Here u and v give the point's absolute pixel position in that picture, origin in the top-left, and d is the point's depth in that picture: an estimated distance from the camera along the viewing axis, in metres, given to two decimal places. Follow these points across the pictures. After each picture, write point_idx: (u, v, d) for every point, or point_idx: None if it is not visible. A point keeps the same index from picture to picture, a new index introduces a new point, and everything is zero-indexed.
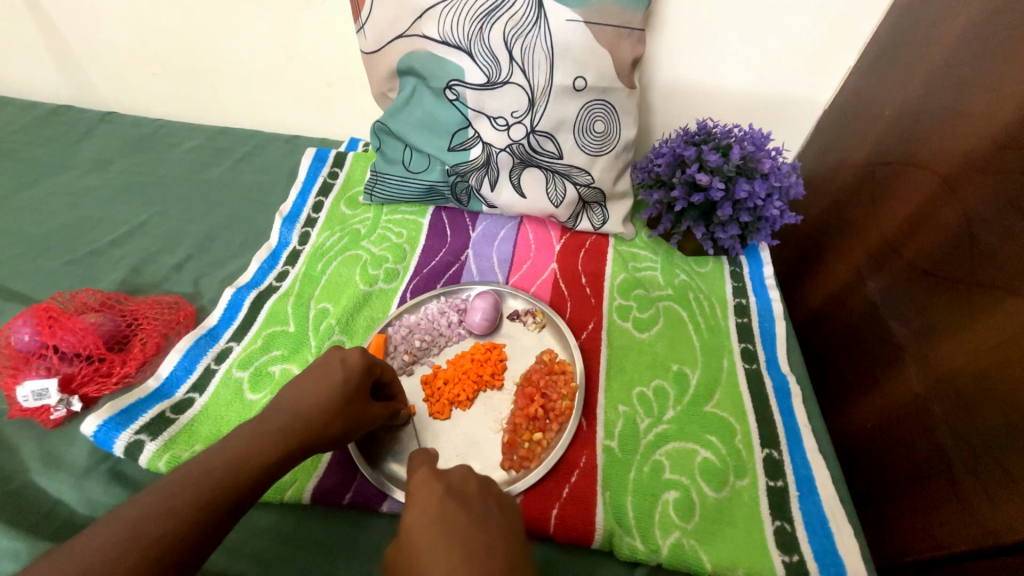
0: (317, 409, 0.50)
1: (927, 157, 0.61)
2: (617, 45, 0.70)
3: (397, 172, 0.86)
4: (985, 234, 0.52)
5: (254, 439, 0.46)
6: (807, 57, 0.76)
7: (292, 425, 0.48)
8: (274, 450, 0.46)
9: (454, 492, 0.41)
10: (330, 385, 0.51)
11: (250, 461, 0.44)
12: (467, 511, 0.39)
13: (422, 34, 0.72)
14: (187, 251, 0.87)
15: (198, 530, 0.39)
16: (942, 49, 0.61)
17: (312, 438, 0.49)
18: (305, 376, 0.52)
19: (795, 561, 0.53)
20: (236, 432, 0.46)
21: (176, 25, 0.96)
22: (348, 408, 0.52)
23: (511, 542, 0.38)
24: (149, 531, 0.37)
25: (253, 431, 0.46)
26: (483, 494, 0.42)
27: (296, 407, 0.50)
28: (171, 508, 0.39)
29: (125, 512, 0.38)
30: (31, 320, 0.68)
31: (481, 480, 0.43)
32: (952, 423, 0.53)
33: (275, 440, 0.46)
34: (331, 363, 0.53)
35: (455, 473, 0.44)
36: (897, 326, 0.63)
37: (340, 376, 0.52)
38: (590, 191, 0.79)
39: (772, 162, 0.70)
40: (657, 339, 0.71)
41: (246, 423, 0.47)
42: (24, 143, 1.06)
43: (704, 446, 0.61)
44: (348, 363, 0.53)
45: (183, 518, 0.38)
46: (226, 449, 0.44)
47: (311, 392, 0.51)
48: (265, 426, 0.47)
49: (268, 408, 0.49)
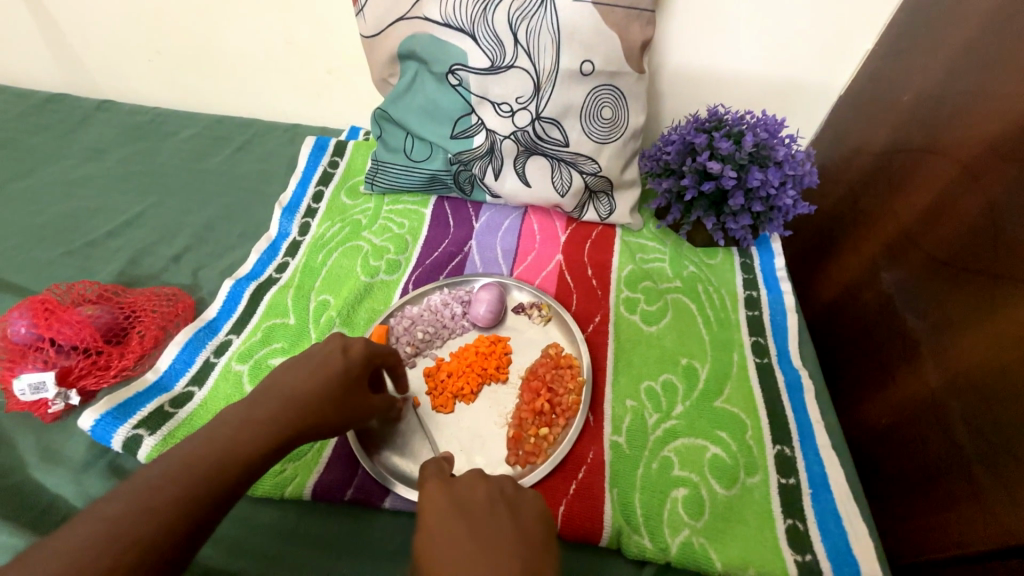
0: (312, 398, 0.48)
1: (948, 143, 0.59)
2: (626, 27, 0.67)
3: (399, 161, 0.84)
4: (1011, 223, 0.50)
5: (244, 428, 0.44)
6: (822, 40, 0.74)
7: (286, 413, 0.46)
8: (267, 441, 0.44)
9: (462, 503, 0.40)
10: (329, 374, 0.49)
11: (243, 453, 0.42)
12: (473, 526, 0.37)
13: (424, 16, 0.70)
14: (185, 242, 0.85)
15: (186, 525, 0.38)
16: (964, 30, 0.58)
17: (305, 428, 0.47)
18: (302, 362, 0.50)
19: (807, 561, 0.52)
20: (227, 420, 0.44)
21: (171, 10, 0.94)
22: (346, 399, 0.50)
23: (522, 556, 0.36)
24: (135, 528, 0.36)
25: (245, 418, 0.45)
26: (492, 502, 0.40)
27: (290, 394, 0.47)
28: (156, 503, 0.37)
29: (107, 507, 0.37)
30: (27, 312, 0.66)
31: (491, 485, 0.41)
32: (970, 419, 0.52)
33: (266, 429, 0.44)
34: (332, 352, 0.51)
35: (465, 480, 0.42)
36: (913, 319, 0.61)
37: (340, 365, 0.50)
38: (597, 179, 0.77)
39: (786, 149, 0.68)
40: (665, 333, 0.70)
41: (237, 409, 0.45)
42: (20, 132, 1.04)
43: (714, 442, 0.59)
44: (350, 353, 0.52)
45: (170, 513, 0.37)
46: (217, 440, 0.43)
47: (307, 379, 0.49)
48: (256, 412, 0.45)
49: (260, 393, 0.47)
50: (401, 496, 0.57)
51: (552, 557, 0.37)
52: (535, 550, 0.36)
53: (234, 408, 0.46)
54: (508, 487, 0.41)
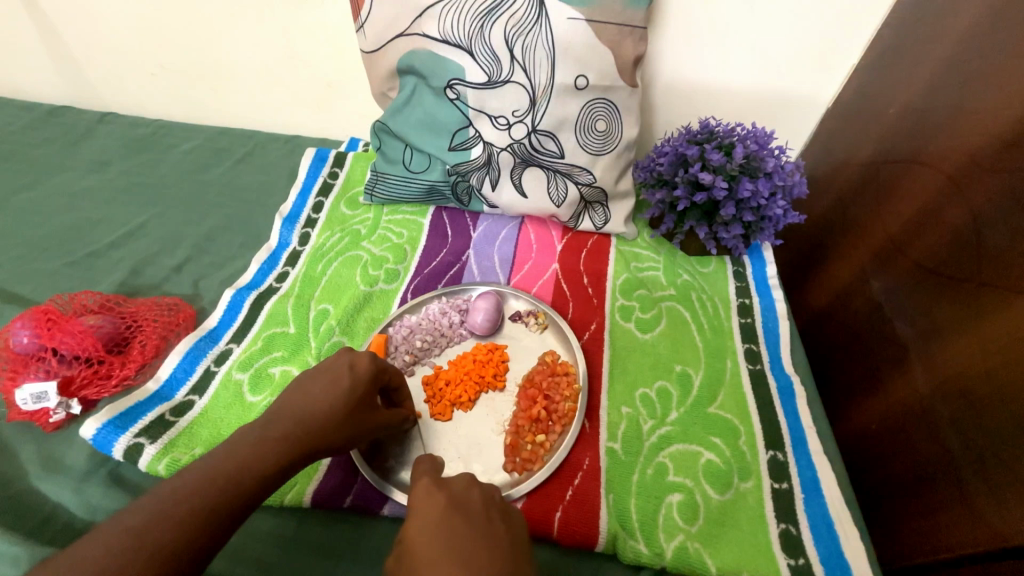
0: (321, 415, 0.49)
1: (932, 156, 0.61)
2: (619, 43, 0.69)
3: (398, 173, 0.86)
4: (996, 234, 0.51)
5: (258, 446, 0.45)
6: (809, 56, 0.76)
7: (296, 432, 0.47)
8: (279, 458, 0.45)
9: (459, 503, 0.40)
10: (336, 392, 0.50)
11: (253, 468, 0.43)
12: (471, 524, 0.38)
13: (422, 32, 0.72)
14: (186, 252, 0.86)
15: (200, 535, 0.39)
16: (946, 46, 0.60)
17: (315, 445, 0.48)
18: (312, 381, 0.51)
19: (800, 564, 0.52)
20: (241, 438, 0.45)
21: (174, 26, 0.96)
22: (354, 415, 0.51)
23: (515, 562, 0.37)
24: (154, 537, 0.37)
25: (258, 436, 0.46)
26: (486, 505, 0.41)
27: (301, 413, 0.49)
28: (170, 513, 0.38)
29: (126, 519, 0.38)
30: (30, 322, 0.67)
31: (485, 491, 0.42)
32: (958, 424, 0.53)
33: (278, 447, 0.45)
34: (339, 369, 0.52)
35: (459, 482, 0.43)
36: (901, 326, 0.63)
37: (347, 381, 0.51)
38: (592, 190, 0.79)
39: (775, 161, 0.69)
40: (659, 340, 0.71)
41: (250, 428, 0.46)
42: (23, 145, 1.05)
43: (707, 447, 0.61)
44: (356, 369, 0.53)
45: (186, 523, 0.38)
46: (224, 450, 0.44)
47: (317, 398, 0.50)
48: (269, 431, 0.47)
49: (273, 413, 0.48)
50: (400, 502, 0.57)
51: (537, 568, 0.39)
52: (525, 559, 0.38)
53: (247, 428, 0.47)
54: (497, 494, 0.43)
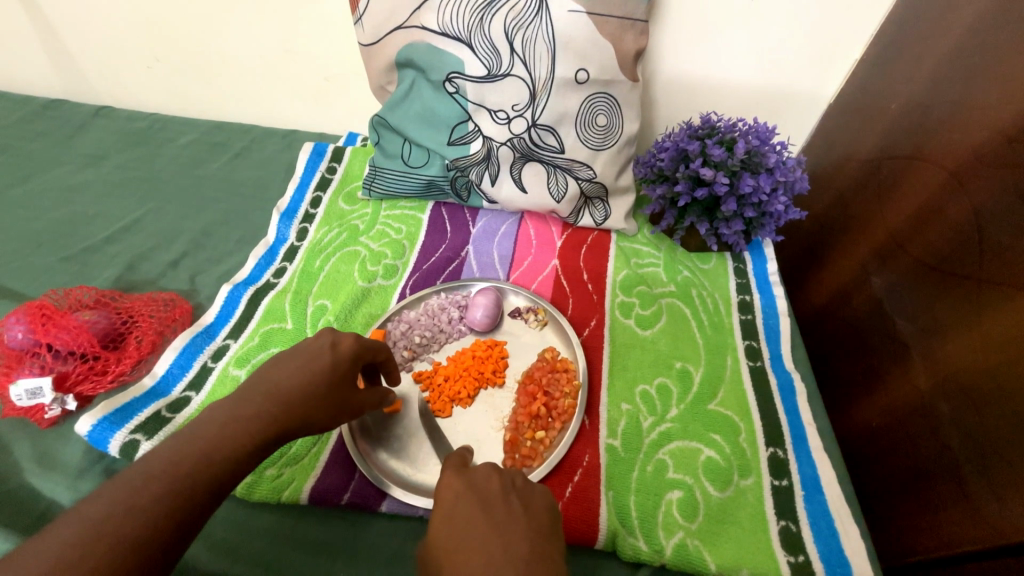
0: (299, 392, 0.47)
1: (935, 151, 0.60)
2: (620, 37, 0.68)
3: (396, 167, 0.85)
4: (998, 230, 0.51)
5: (229, 425, 0.43)
6: (811, 50, 0.75)
7: (270, 409, 0.45)
8: (251, 440, 0.43)
9: (477, 492, 0.40)
10: (316, 370, 0.48)
11: (224, 451, 0.42)
12: (489, 512, 0.39)
13: (422, 25, 0.71)
14: (183, 247, 0.86)
15: (177, 527, 0.37)
16: (950, 40, 0.60)
17: (292, 423, 0.46)
18: (290, 358, 0.49)
19: (801, 562, 0.52)
20: (210, 418, 0.43)
21: (170, 19, 0.95)
22: (334, 394, 0.49)
23: (534, 542, 0.37)
24: (123, 528, 0.36)
25: (231, 414, 0.44)
26: (507, 492, 0.41)
27: (277, 388, 0.46)
28: (147, 504, 0.37)
29: (95, 510, 0.36)
30: (24, 317, 0.67)
31: (504, 478, 0.42)
32: (960, 422, 0.52)
33: (251, 425, 0.44)
34: (321, 346, 0.50)
35: (479, 471, 0.43)
36: (902, 323, 0.63)
37: (328, 360, 0.49)
38: (591, 186, 0.78)
39: (777, 156, 0.69)
40: (659, 337, 0.71)
41: (222, 404, 0.44)
42: (18, 138, 1.04)
43: (708, 444, 0.60)
44: (338, 348, 0.50)
45: (164, 515, 0.37)
46: (202, 437, 0.42)
47: (294, 374, 0.47)
48: (243, 408, 0.45)
49: (247, 388, 0.46)
50: (398, 498, 0.57)
51: (560, 547, 0.38)
52: (544, 535, 0.38)
53: (219, 404, 0.45)
54: (519, 480, 0.42)
